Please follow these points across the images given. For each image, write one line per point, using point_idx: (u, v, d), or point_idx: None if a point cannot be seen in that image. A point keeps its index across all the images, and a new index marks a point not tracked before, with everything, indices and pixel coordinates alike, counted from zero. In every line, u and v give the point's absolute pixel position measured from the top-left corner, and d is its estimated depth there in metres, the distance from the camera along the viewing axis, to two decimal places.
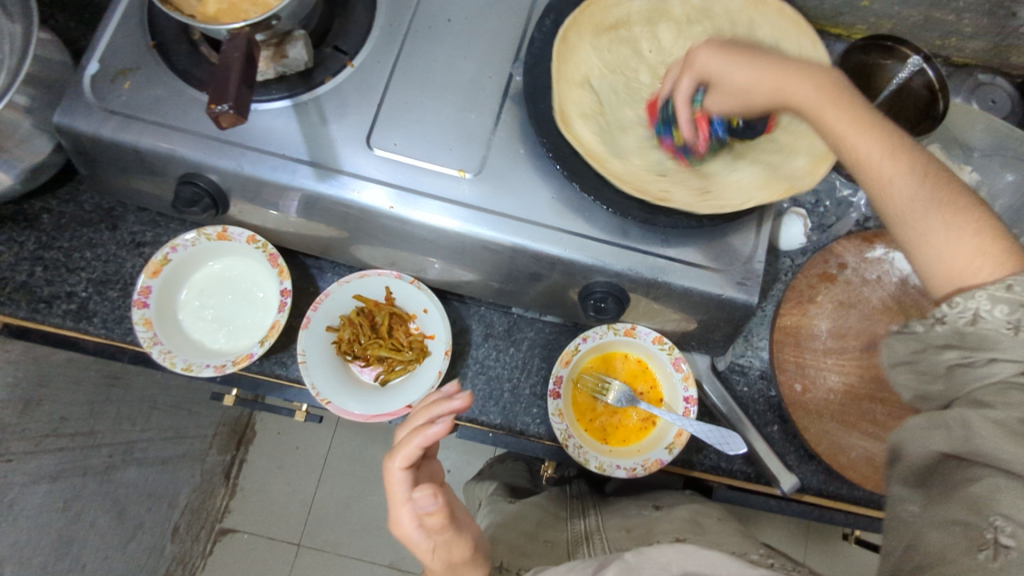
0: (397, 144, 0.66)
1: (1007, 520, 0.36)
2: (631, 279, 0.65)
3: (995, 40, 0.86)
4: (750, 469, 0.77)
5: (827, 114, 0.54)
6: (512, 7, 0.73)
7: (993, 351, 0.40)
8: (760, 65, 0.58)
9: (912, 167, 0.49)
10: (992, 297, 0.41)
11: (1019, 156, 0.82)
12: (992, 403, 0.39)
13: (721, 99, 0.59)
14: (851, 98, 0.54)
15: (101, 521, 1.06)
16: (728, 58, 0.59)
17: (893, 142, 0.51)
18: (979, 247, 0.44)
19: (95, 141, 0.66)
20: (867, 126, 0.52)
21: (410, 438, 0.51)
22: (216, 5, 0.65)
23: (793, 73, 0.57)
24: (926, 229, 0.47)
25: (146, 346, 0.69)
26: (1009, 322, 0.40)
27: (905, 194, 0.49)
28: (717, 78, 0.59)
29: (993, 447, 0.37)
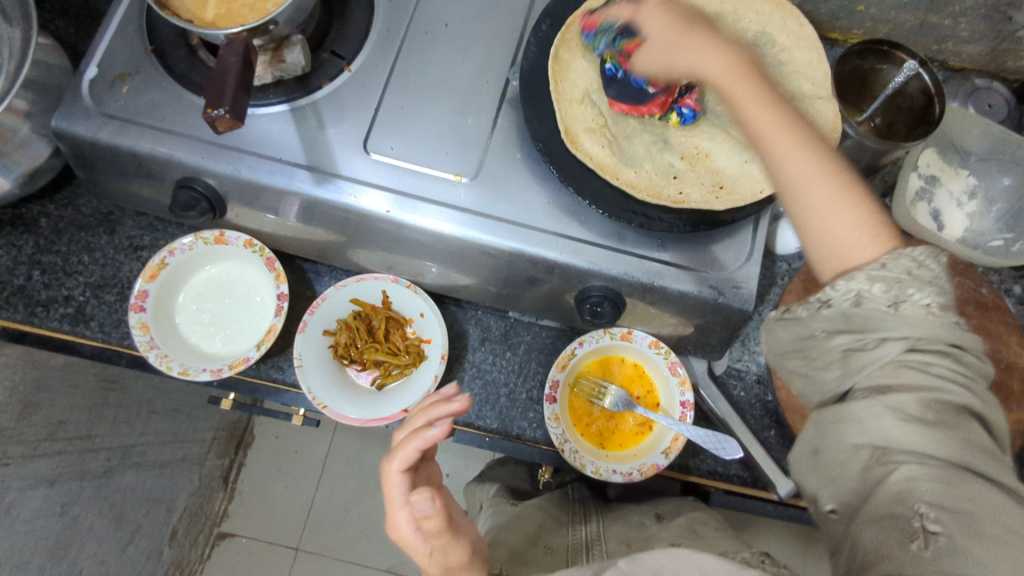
0: (394, 149, 0.66)
1: (930, 506, 0.36)
2: (628, 283, 0.65)
3: (992, 44, 0.87)
4: (747, 474, 0.76)
5: (741, 91, 0.56)
6: (509, 12, 0.73)
7: (882, 329, 0.41)
8: (693, 37, 0.59)
9: (803, 143, 0.51)
10: (870, 277, 0.43)
11: (1016, 161, 0.82)
12: (886, 386, 0.40)
13: (655, 67, 0.61)
14: (761, 81, 0.56)
15: (99, 525, 1.05)
16: (671, 26, 0.60)
17: (790, 119, 0.53)
18: (857, 222, 0.47)
19: (93, 145, 0.66)
20: (771, 105, 0.54)
21: (408, 441, 0.51)
22: (214, 11, 0.66)
23: (713, 48, 0.58)
24: (812, 198, 0.49)
25: (143, 349, 0.69)
26: (889, 300, 0.42)
27: (795, 164, 0.50)
28: (656, 42, 0.61)
29: (891, 432, 0.38)
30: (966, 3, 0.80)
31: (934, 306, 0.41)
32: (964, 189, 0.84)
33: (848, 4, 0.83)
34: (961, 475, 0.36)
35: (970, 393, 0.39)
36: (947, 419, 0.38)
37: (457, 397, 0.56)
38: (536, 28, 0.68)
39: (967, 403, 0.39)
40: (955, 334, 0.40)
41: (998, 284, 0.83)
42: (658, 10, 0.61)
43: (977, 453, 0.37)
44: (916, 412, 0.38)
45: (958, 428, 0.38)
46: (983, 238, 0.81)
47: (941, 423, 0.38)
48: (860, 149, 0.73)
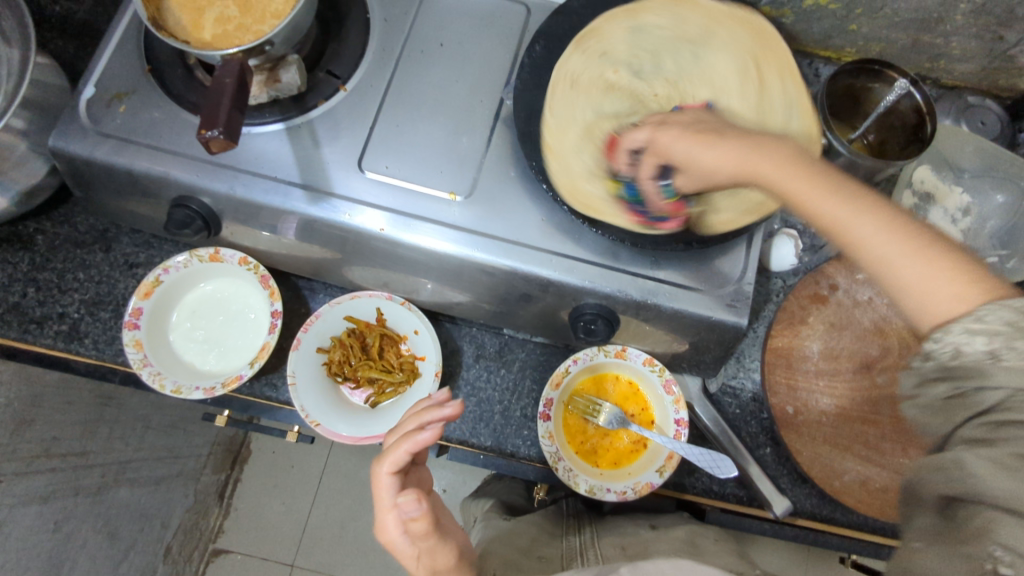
0: (389, 167, 0.67)
1: (1006, 550, 0.33)
2: (621, 300, 0.65)
3: (984, 62, 0.87)
4: (742, 492, 0.77)
5: (806, 197, 0.49)
6: (504, 33, 0.74)
7: (980, 380, 0.37)
8: (722, 143, 0.53)
9: (882, 223, 0.46)
10: (967, 328, 0.39)
11: (1009, 178, 0.83)
12: (990, 441, 0.36)
13: (694, 184, 0.55)
14: (809, 166, 0.50)
15: (92, 543, 1.05)
16: (687, 142, 0.55)
17: (860, 200, 0.47)
18: (954, 288, 0.42)
19: (89, 164, 0.67)
20: (832, 187, 0.48)
21: (399, 443, 0.50)
22: (211, 32, 0.66)
23: (751, 149, 0.52)
24: (905, 280, 0.43)
25: (136, 368, 0.69)
26: (990, 352, 0.38)
27: (879, 252, 0.45)
28: (687, 162, 0.55)
29: (987, 482, 0.35)
30: (958, 22, 0.80)
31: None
32: (958, 207, 0.84)
33: (841, 23, 0.84)
34: None
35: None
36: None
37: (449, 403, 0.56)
38: (529, 49, 0.69)
39: None
40: None
41: None
42: (666, 129, 0.57)
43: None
44: (1013, 463, 0.35)
45: None
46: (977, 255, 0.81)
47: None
48: (852, 166, 0.73)
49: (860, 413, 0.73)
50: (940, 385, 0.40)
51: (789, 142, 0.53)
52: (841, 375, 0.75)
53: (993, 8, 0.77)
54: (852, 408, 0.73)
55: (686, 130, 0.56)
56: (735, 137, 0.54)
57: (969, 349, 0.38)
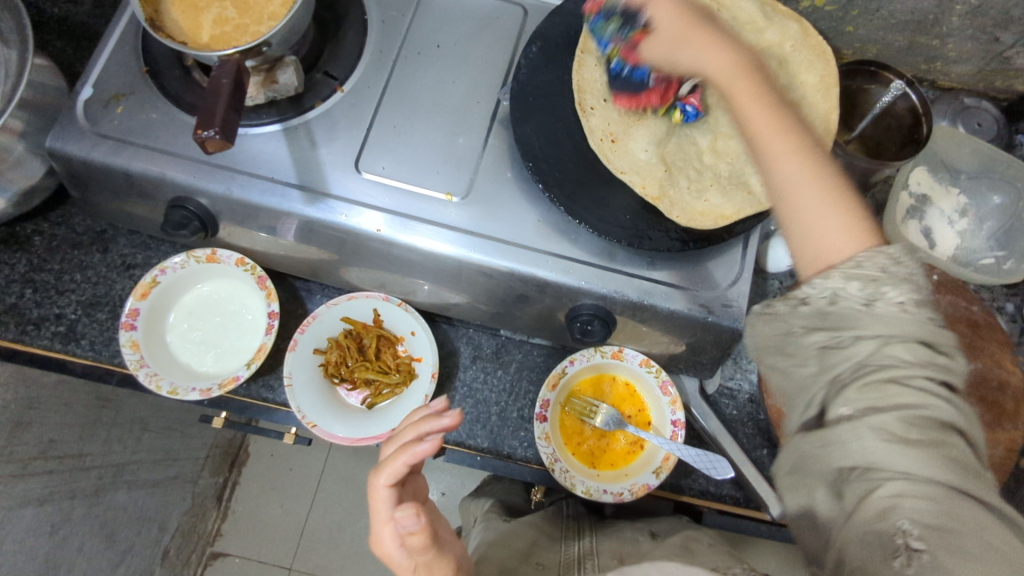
0: (386, 168, 0.67)
1: (914, 522, 0.33)
2: (618, 301, 0.65)
3: (980, 64, 0.87)
4: (740, 493, 0.76)
5: (744, 93, 0.53)
6: (501, 35, 0.74)
7: (856, 328, 0.40)
8: (699, 37, 0.57)
9: (801, 147, 0.49)
10: (846, 275, 0.42)
11: (1006, 179, 0.83)
12: (876, 406, 0.37)
13: (656, 53, 0.59)
14: (762, 81, 0.54)
15: (89, 545, 1.04)
16: (680, 17, 0.59)
17: (791, 122, 0.51)
18: (843, 222, 0.45)
19: (86, 165, 0.67)
20: (770, 103, 0.52)
21: (397, 455, 0.50)
22: (209, 33, 0.67)
23: (721, 46, 0.57)
24: (801, 208, 0.46)
25: (132, 368, 0.69)
26: (864, 298, 0.40)
27: (789, 168, 0.48)
28: (662, 29, 0.59)
29: (882, 456, 0.35)
30: (954, 24, 0.80)
31: (908, 304, 0.39)
32: (955, 208, 0.84)
33: (837, 25, 0.84)
34: (954, 493, 0.34)
35: (951, 408, 0.36)
36: (931, 436, 0.35)
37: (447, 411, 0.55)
38: (526, 50, 0.69)
39: (952, 419, 0.36)
40: (927, 332, 0.38)
41: (990, 302, 0.83)
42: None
43: (963, 471, 0.34)
44: (898, 430, 0.36)
45: (943, 443, 0.35)
46: (974, 256, 0.81)
47: (927, 437, 0.35)
48: (848, 167, 0.73)
49: None
50: (815, 334, 0.42)
51: (755, 63, 0.56)
52: None
53: (989, 10, 0.77)
54: None
55: (682, 3, 0.60)
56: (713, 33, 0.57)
57: (847, 296, 0.41)
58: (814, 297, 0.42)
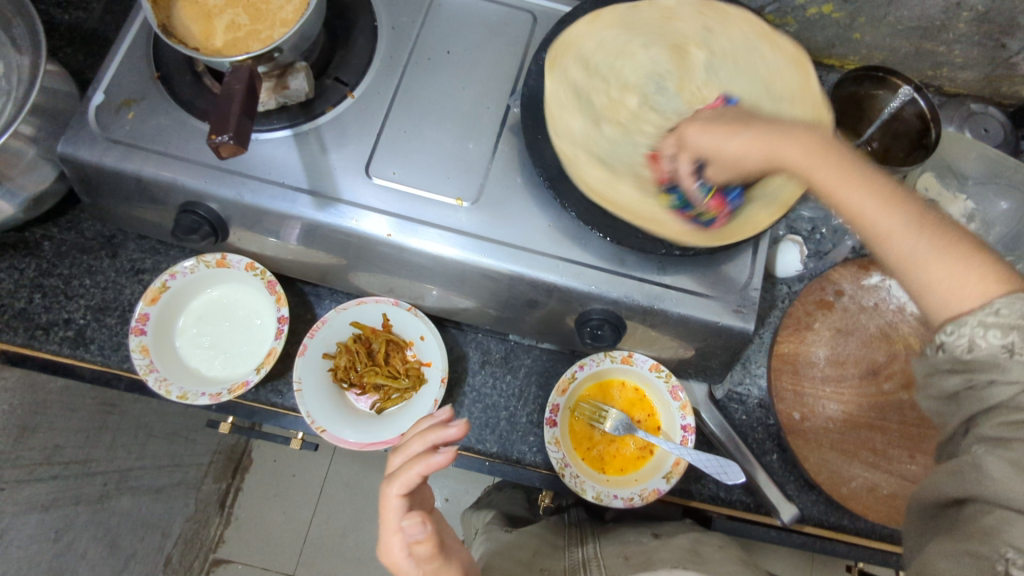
0: (396, 173, 0.67)
1: (1018, 552, 0.36)
2: (627, 306, 0.65)
3: (987, 70, 0.88)
4: (750, 499, 0.77)
5: (835, 189, 0.50)
6: (510, 42, 0.75)
7: (992, 373, 0.40)
8: (748, 134, 0.54)
9: (905, 215, 0.46)
10: (983, 323, 0.41)
11: (1013, 185, 0.83)
12: (1008, 440, 0.39)
13: (723, 175, 0.56)
14: (846, 159, 0.51)
15: (94, 552, 1.04)
16: (713, 133, 0.56)
17: (887, 193, 0.48)
18: (980, 280, 0.42)
19: (97, 170, 0.67)
20: (860, 182, 0.49)
21: (410, 466, 0.50)
22: (221, 39, 0.67)
23: (779, 138, 0.53)
24: (926, 272, 0.44)
25: (142, 373, 0.69)
26: (1004, 347, 0.40)
27: (906, 248, 0.46)
28: (713, 153, 0.56)
29: (1004, 489, 0.38)
30: (959, 31, 0.81)
31: None
32: (962, 213, 0.83)
33: (844, 31, 0.84)
34: None
35: None
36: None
37: (452, 421, 0.55)
38: (537, 56, 0.69)
39: None
40: None
41: None
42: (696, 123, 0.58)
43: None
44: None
45: None
46: None
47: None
48: None
49: (867, 419, 0.73)
50: (953, 377, 0.42)
51: (820, 135, 0.53)
52: (846, 381, 0.75)
53: (995, 16, 0.77)
54: (859, 414, 0.73)
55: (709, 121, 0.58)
56: (755, 128, 0.54)
57: (984, 344, 0.40)
58: (948, 344, 0.42)
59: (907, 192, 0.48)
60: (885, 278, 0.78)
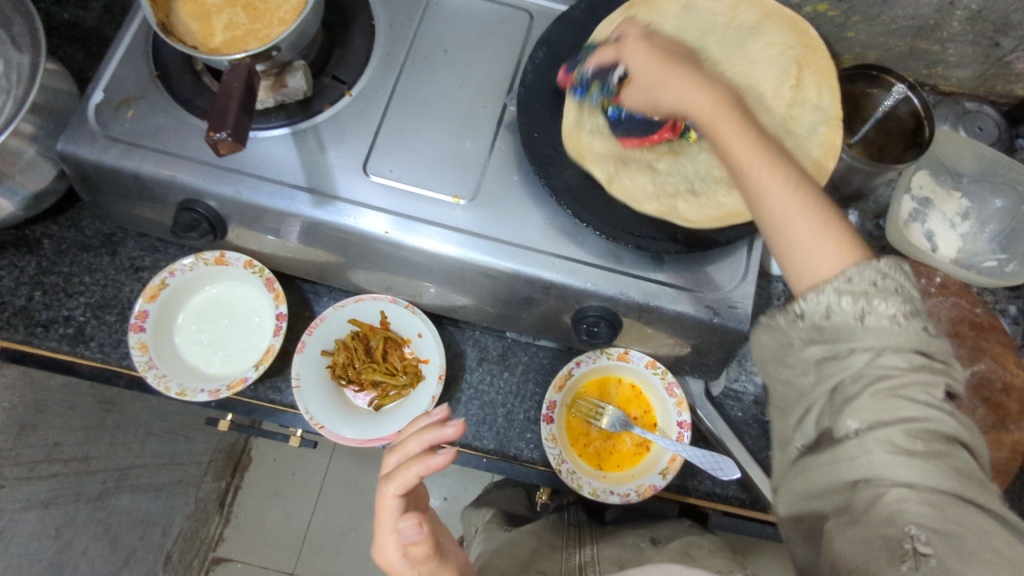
0: (394, 171, 0.68)
1: (920, 528, 0.35)
2: (623, 303, 0.66)
3: (981, 69, 0.88)
4: (745, 495, 0.77)
5: (731, 136, 0.51)
6: (506, 41, 0.75)
7: (852, 341, 0.41)
8: (676, 76, 0.56)
9: (787, 176, 0.48)
10: (838, 289, 0.43)
11: (1007, 182, 0.84)
12: (882, 415, 0.38)
13: (639, 102, 0.58)
14: (744, 118, 0.53)
15: (94, 550, 1.05)
16: (652, 61, 0.57)
17: (777, 155, 0.50)
18: (833, 241, 0.45)
19: (97, 168, 0.67)
20: (757, 141, 0.50)
21: (409, 466, 0.50)
22: (220, 38, 0.67)
23: (698, 87, 0.55)
24: (792, 230, 0.46)
25: (141, 370, 0.69)
26: (856, 313, 0.42)
27: (779, 204, 0.47)
28: (641, 72, 0.58)
29: (889, 469, 0.37)
30: (954, 29, 0.81)
31: (899, 314, 0.41)
32: (957, 212, 0.84)
33: (839, 30, 0.85)
34: (961, 502, 0.35)
35: (954, 420, 0.38)
36: (938, 447, 0.37)
37: (449, 420, 0.56)
38: (533, 54, 0.70)
39: (956, 432, 0.38)
40: (921, 339, 0.40)
41: (992, 305, 0.84)
42: (645, 41, 0.59)
43: (971, 482, 0.37)
44: (908, 445, 0.37)
45: (951, 455, 0.37)
46: (977, 259, 0.82)
47: (939, 455, 0.37)
48: (852, 170, 0.73)
49: None
50: (813, 347, 0.43)
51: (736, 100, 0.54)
52: None
53: (989, 15, 0.78)
54: None
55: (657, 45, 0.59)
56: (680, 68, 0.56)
57: (839, 310, 0.43)
58: (808, 313, 0.44)
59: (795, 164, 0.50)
60: None
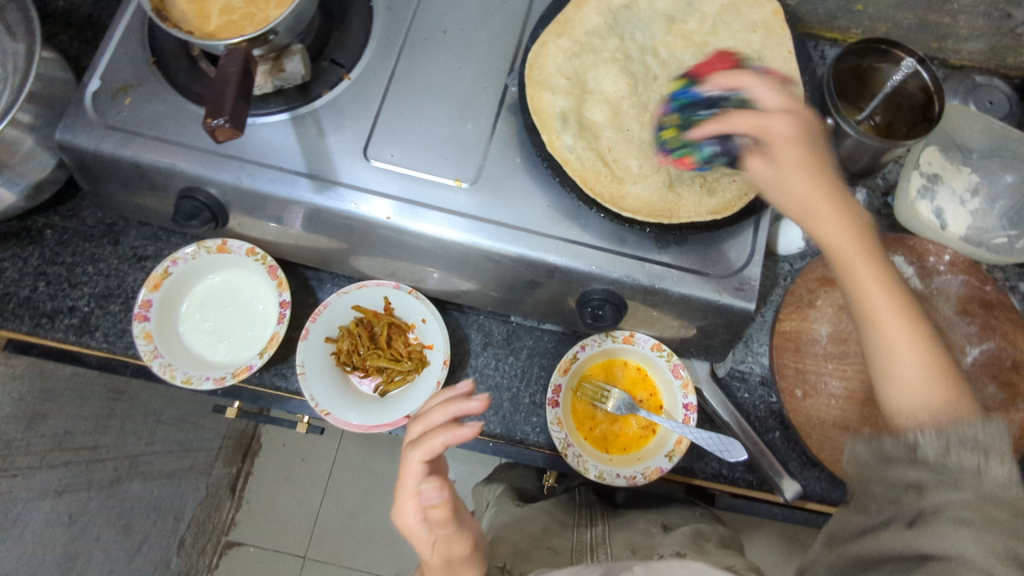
0: (395, 155, 0.67)
1: None
2: (629, 285, 0.65)
3: (992, 41, 0.86)
4: (753, 477, 0.76)
5: (860, 267, 0.54)
6: (506, 20, 0.73)
7: (952, 480, 0.41)
8: (813, 177, 0.55)
9: (907, 333, 0.51)
10: (945, 437, 0.44)
11: (1018, 157, 0.82)
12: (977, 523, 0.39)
13: (755, 181, 0.58)
14: (882, 263, 0.54)
15: (107, 536, 1.06)
16: (792, 151, 0.56)
17: (903, 305, 0.53)
18: (944, 396, 0.48)
19: (96, 156, 0.67)
20: (888, 286, 0.53)
21: (437, 434, 0.51)
22: (215, 22, 0.66)
23: (836, 208, 0.55)
24: (913, 378, 0.50)
25: (146, 359, 0.70)
26: (974, 462, 0.41)
27: (901, 358, 0.51)
28: (772, 165, 0.57)
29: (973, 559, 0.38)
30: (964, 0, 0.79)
31: (1011, 482, 0.40)
32: (966, 187, 0.83)
33: (846, 4, 0.83)
34: None
35: None
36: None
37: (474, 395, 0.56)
38: (533, 34, 0.68)
39: None
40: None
41: (1003, 282, 0.83)
42: (787, 126, 0.56)
43: None
44: (996, 554, 0.38)
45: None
46: (987, 236, 0.81)
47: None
48: (860, 147, 0.73)
49: (870, 394, 0.72)
50: (910, 472, 0.43)
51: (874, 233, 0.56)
52: (850, 358, 0.74)
53: None
54: (861, 390, 0.73)
55: (800, 131, 0.56)
56: (820, 177, 0.56)
57: (948, 458, 0.42)
58: (923, 447, 0.44)
59: (920, 317, 0.52)
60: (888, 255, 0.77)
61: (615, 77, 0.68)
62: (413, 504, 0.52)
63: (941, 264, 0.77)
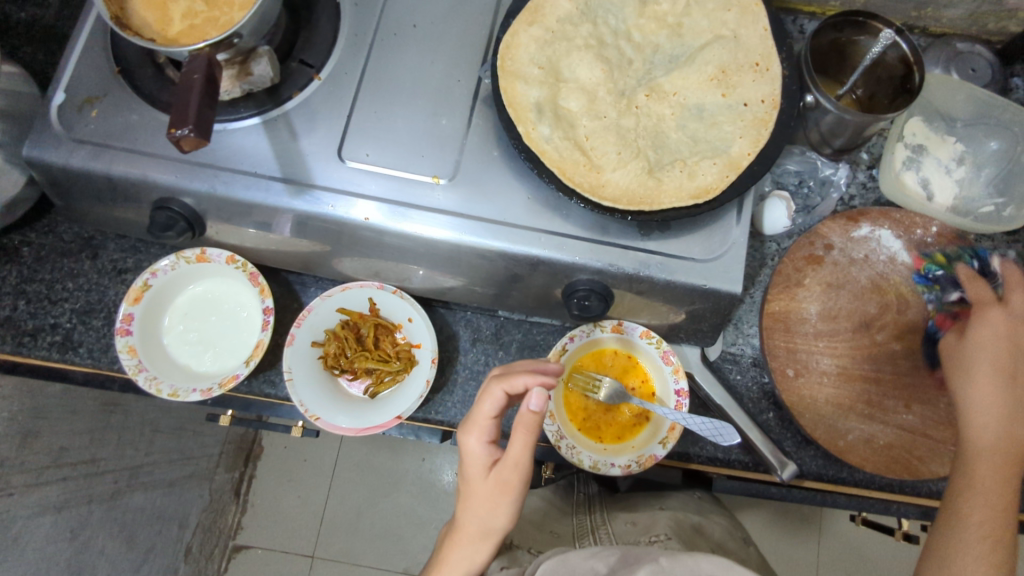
0: (370, 155, 0.66)
1: None
2: (613, 274, 0.65)
3: (972, 7, 0.85)
4: (748, 458, 0.76)
5: (985, 464, 0.59)
6: (476, 11, 0.72)
7: None
8: (1000, 389, 0.61)
9: (993, 536, 0.55)
10: None
11: (1002, 123, 0.82)
12: None
13: (951, 350, 0.67)
14: (1011, 484, 0.58)
15: (112, 548, 1.06)
16: (1000, 367, 0.62)
17: (1002, 513, 0.57)
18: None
19: (66, 171, 0.66)
20: (1005, 494, 0.57)
21: (522, 374, 0.56)
22: (177, 27, 0.65)
23: (1005, 420, 0.60)
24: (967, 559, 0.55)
25: (131, 374, 0.69)
26: None
27: (972, 540, 0.56)
28: (978, 349, 0.64)
29: None
30: None
31: None
32: (951, 157, 0.82)
33: None
34: None
35: None
36: None
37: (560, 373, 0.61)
38: (503, 24, 0.67)
39: None
40: None
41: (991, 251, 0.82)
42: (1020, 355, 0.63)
43: None
44: None
45: None
46: (974, 205, 0.80)
47: None
48: (841, 122, 0.72)
49: (861, 370, 0.73)
50: None
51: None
52: (840, 335, 0.74)
53: None
54: (853, 367, 0.73)
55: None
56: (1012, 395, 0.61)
57: None
58: None
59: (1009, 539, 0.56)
60: (874, 229, 0.77)
61: (589, 64, 0.67)
62: (482, 430, 0.56)
63: (929, 237, 0.76)
